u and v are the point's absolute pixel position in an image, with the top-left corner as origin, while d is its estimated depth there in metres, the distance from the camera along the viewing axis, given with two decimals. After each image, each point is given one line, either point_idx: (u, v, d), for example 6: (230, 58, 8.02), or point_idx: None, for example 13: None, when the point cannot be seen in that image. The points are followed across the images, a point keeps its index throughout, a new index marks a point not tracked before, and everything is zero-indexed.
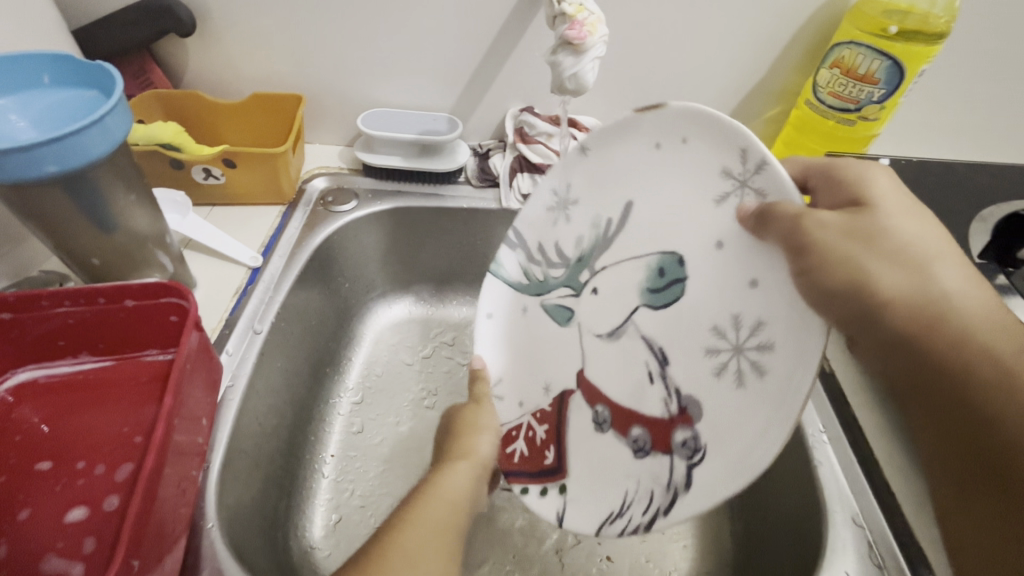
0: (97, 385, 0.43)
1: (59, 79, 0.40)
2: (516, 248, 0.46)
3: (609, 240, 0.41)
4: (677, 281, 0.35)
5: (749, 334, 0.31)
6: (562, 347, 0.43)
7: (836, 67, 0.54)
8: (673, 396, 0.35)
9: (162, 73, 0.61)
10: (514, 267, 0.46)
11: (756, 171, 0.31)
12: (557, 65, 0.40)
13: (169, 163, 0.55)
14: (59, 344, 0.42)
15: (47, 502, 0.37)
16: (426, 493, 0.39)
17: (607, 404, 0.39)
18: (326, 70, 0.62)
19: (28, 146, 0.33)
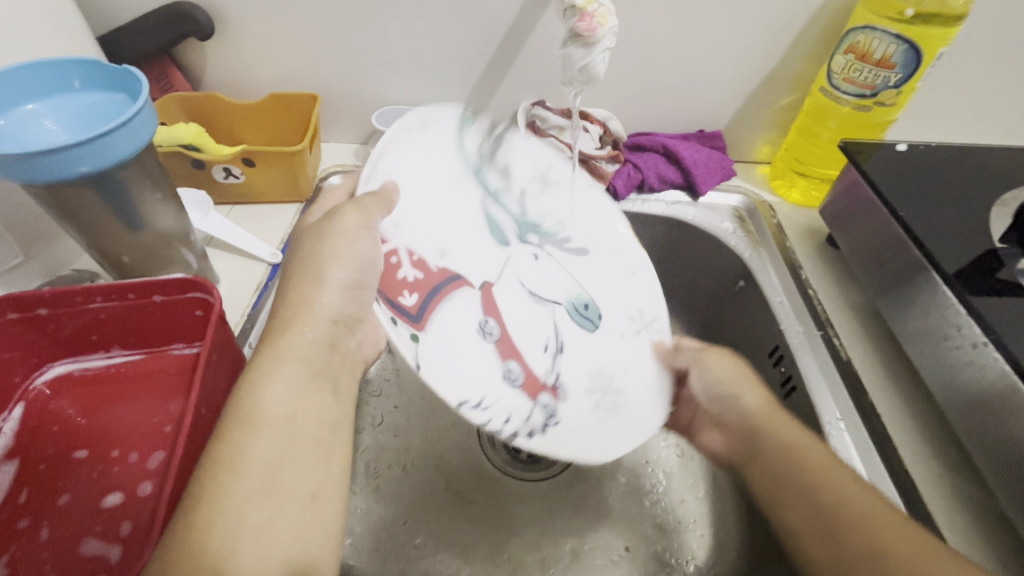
0: (128, 377, 0.44)
1: (89, 83, 0.41)
2: (486, 136, 0.52)
3: (565, 248, 0.53)
4: (595, 318, 0.49)
5: (607, 382, 0.46)
6: (475, 249, 0.45)
7: (851, 52, 0.53)
8: (554, 370, 0.44)
9: (183, 76, 0.63)
10: (477, 141, 0.50)
11: (654, 321, 0.52)
12: (568, 57, 0.41)
13: (191, 163, 0.56)
14: (92, 338, 0.44)
15: (85, 489, 0.38)
16: (244, 417, 0.33)
17: (497, 321, 0.43)
18: (341, 70, 0.63)
19: (61, 147, 0.35)
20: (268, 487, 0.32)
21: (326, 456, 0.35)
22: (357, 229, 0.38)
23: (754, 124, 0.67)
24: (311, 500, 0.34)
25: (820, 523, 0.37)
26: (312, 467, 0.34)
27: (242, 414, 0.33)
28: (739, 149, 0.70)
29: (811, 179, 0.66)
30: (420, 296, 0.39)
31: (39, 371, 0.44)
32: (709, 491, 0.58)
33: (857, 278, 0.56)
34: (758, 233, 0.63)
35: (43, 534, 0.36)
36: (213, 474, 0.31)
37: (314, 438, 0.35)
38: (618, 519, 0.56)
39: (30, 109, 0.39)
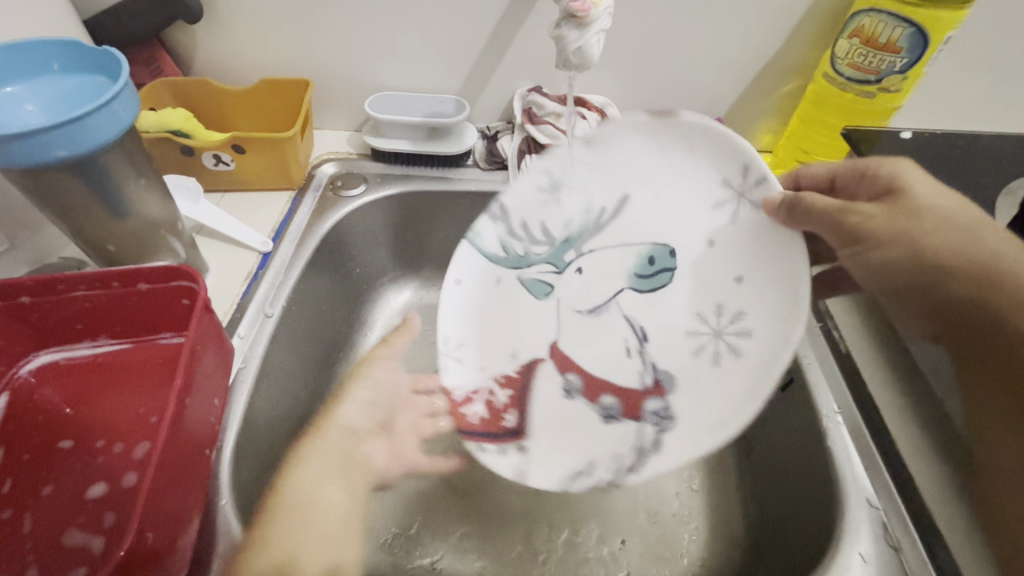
0: (114, 367, 0.44)
1: (69, 65, 0.40)
2: (498, 221, 0.47)
3: (602, 225, 0.46)
4: (666, 269, 0.45)
5: (728, 321, 0.42)
6: (534, 330, 0.48)
7: (855, 36, 0.52)
8: (648, 370, 0.44)
9: (172, 61, 0.61)
10: (492, 239, 0.48)
11: (755, 185, 0.40)
12: (561, 39, 0.39)
13: (180, 149, 0.55)
14: (77, 327, 0.43)
15: (69, 479, 0.38)
16: (288, 508, 0.41)
17: (578, 376, 0.46)
18: (332, 54, 0.62)
19: (38, 130, 0.34)
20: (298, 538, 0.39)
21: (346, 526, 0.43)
22: (387, 357, 0.53)
23: (756, 112, 0.66)
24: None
25: (950, 319, 0.43)
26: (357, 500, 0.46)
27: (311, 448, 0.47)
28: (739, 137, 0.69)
29: None
30: (516, 412, 0.44)
31: (24, 360, 0.43)
32: (705, 484, 0.57)
33: None
34: None
35: (26, 524, 0.36)
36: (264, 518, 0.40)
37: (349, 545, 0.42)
38: (613, 510, 0.55)
39: (8, 92, 0.38)
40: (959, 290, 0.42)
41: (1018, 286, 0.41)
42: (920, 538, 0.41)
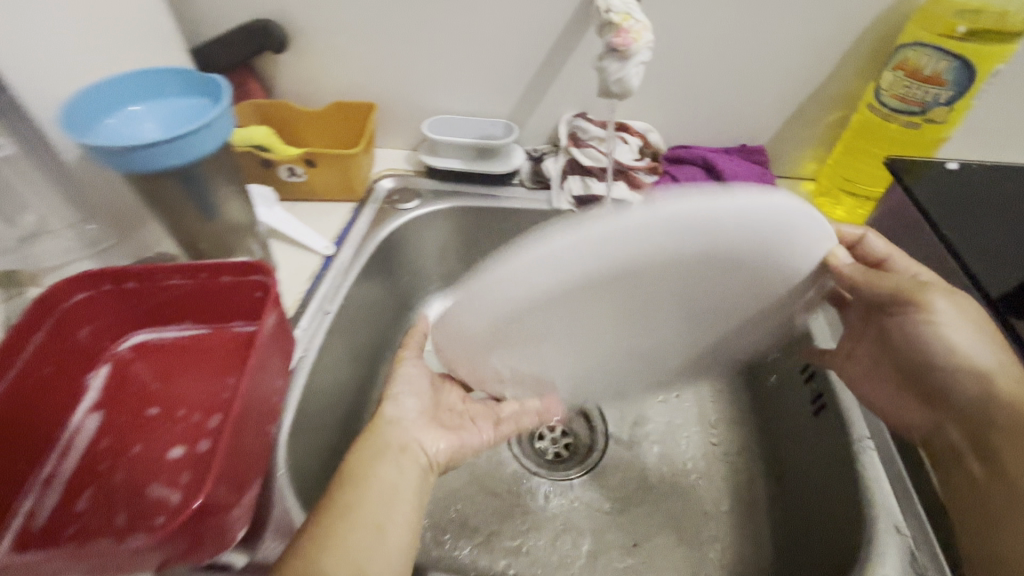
0: (195, 349, 0.50)
1: (181, 89, 0.47)
2: None
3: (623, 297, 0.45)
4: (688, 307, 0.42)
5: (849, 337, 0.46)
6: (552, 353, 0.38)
7: (900, 69, 0.52)
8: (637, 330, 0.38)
9: (258, 85, 0.69)
10: None
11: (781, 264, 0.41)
12: (603, 70, 0.43)
13: (261, 162, 0.63)
14: (168, 312, 0.50)
15: (153, 440, 0.44)
16: (350, 479, 0.41)
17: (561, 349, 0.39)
18: (397, 82, 0.68)
19: (156, 144, 0.40)
20: (350, 520, 0.38)
21: (397, 500, 0.41)
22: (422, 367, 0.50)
23: (799, 140, 0.67)
24: (378, 531, 0.38)
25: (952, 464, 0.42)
26: (390, 481, 0.41)
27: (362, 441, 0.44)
28: (782, 164, 0.70)
29: (857, 198, 0.66)
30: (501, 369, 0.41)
31: (123, 339, 0.50)
32: (734, 507, 0.57)
33: None
34: None
35: (116, 476, 0.41)
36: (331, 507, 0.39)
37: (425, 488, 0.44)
38: (639, 523, 0.56)
39: (132, 110, 0.46)
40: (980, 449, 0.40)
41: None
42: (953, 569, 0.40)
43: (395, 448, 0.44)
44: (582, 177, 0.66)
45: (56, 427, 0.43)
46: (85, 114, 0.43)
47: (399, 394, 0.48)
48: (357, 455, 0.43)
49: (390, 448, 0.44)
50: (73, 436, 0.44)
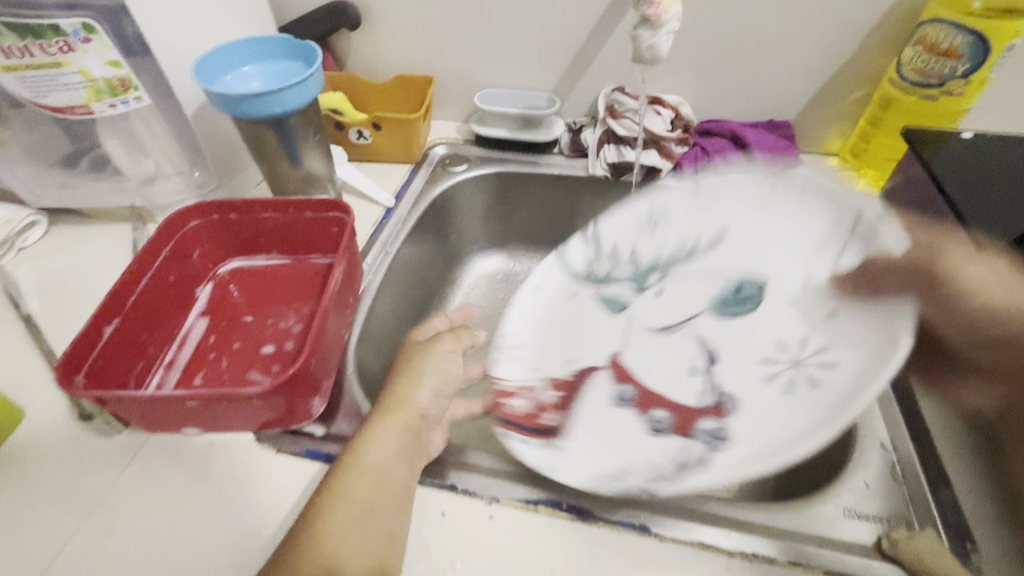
0: (280, 275, 0.60)
1: (283, 55, 0.57)
2: (588, 244, 0.61)
3: (688, 255, 0.58)
4: (749, 302, 0.55)
5: (808, 353, 0.50)
6: (606, 331, 0.57)
7: (920, 43, 0.57)
8: (711, 392, 0.50)
9: (333, 60, 0.79)
10: (579, 258, 0.61)
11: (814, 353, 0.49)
12: (637, 38, 0.50)
13: (335, 125, 0.72)
14: (260, 243, 0.59)
15: (250, 341, 0.53)
16: (351, 466, 0.39)
17: (631, 388, 0.51)
18: (453, 57, 0.76)
19: (256, 96, 0.50)
20: (336, 525, 0.36)
21: (397, 502, 0.39)
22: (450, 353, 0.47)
23: (825, 115, 0.71)
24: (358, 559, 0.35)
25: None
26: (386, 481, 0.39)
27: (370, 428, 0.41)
28: (808, 140, 0.74)
29: (878, 169, 0.69)
30: (556, 415, 0.49)
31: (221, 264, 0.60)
32: None
33: None
34: None
35: (224, 364, 0.51)
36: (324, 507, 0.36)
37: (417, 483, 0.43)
38: None
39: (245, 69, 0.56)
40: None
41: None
42: (928, 479, 0.44)
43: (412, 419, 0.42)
44: (617, 147, 0.72)
45: (175, 324, 0.54)
46: (210, 70, 0.53)
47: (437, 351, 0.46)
48: (362, 441, 0.40)
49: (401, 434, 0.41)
50: (187, 333, 0.54)
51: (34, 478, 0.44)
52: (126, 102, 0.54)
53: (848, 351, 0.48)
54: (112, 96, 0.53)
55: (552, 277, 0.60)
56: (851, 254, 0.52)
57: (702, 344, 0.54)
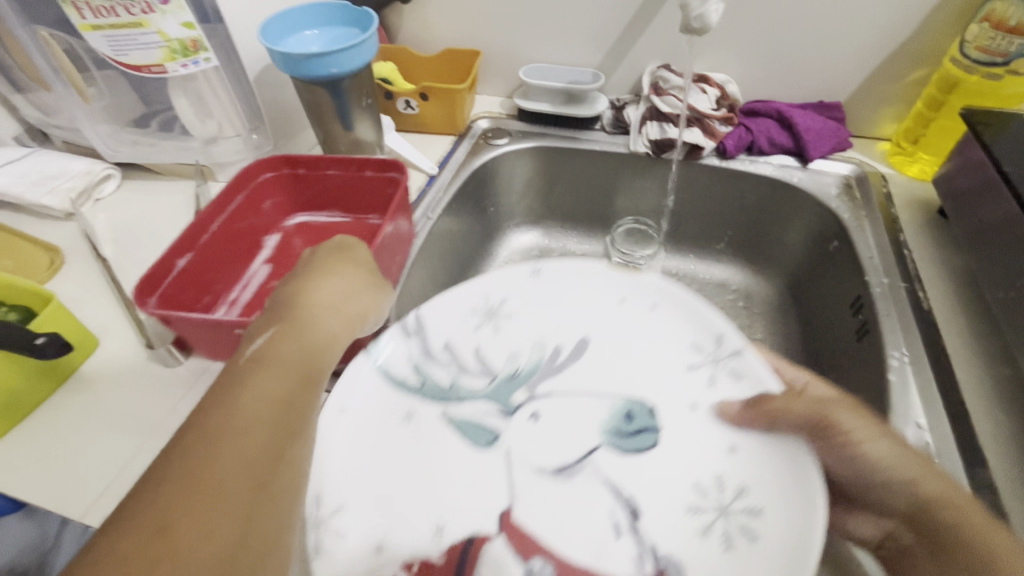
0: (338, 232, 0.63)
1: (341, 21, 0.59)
2: (411, 337, 0.47)
3: (557, 367, 0.47)
4: (648, 429, 0.43)
5: (732, 497, 0.38)
6: (463, 467, 0.42)
7: (987, 20, 0.55)
8: (649, 556, 0.37)
9: (385, 33, 0.82)
10: (400, 357, 0.45)
11: (735, 497, 0.38)
12: (686, 7, 0.50)
13: (384, 95, 0.75)
14: (322, 201, 0.63)
15: None
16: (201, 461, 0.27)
17: (546, 558, 0.37)
18: (501, 32, 0.78)
19: (317, 55, 0.52)
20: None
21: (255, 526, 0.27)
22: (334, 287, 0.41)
23: (878, 98, 0.69)
24: None
25: None
26: (267, 418, 0.31)
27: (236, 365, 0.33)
28: (859, 123, 0.72)
29: (931, 154, 0.67)
30: None
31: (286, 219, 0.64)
32: None
33: (963, 249, 0.58)
34: (863, 200, 0.66)
35: None
36: (174, 458, 0.27)
37: (239, 507, 0.27)
38: None
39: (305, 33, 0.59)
40: None
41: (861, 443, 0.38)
42: (964, 461, 0.43)
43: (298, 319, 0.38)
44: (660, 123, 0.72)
45: (242, 268, 0.58)
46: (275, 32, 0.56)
47: (333, 279, 0.42)
48: (237, 368, 0.33)
49: (292, 355, 0.35)
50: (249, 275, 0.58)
51: (109, 396, 0.49)
52: (196, 63, 0.58)
53: (770, 493, 0.37)
54: (184, 56, 0.57)
55: (357, 387, 0.43)
56: (723, 380, 0.44)
57: (615, 492, 0.40)
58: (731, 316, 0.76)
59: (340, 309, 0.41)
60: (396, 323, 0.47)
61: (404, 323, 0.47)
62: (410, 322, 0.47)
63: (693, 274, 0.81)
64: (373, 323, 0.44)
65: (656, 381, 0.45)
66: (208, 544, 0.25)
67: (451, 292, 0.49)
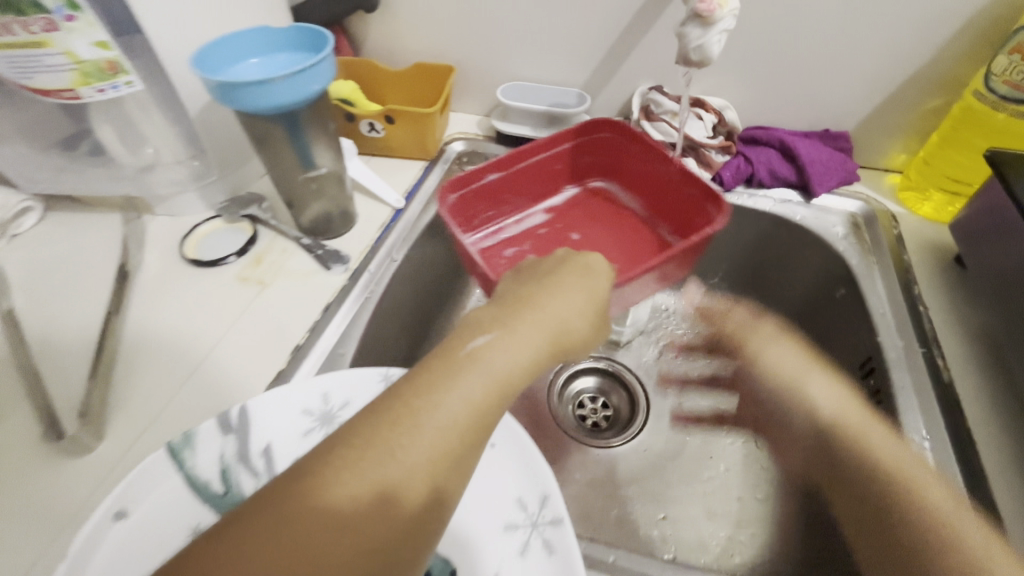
0: (608, 233, 0.63)
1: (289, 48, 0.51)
2: (229, 434, 0.42)
3: None
4: None
5: None
6: None
7: (1017, 51, 0.49)
8: None
9: (348, 43, 0.73)
10: (207, 457, 0.41)
11: None
12: (683, 36, 0.43)
13: (345, 116, 0.67)
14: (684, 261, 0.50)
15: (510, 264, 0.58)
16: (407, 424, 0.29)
17: None
18: (477, 46, 0.70)
19: (269, 80, 0.44)
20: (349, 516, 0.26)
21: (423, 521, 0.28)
22: (577, 284, 0.41)
23: (891, 128, 0.63)
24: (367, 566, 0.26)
25: None
26: (454, 417, 0.30)
27: (448, 351, 0.33)
28: (868, 154, 0.66)
29: (949, 194, 0.61)
30: None
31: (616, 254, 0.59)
32: (770, 496, 0.58)
33: (984, 306, 0.52)
34: (872, 243, 0.60)
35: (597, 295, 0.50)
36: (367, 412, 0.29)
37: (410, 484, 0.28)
38: (672, 495, 0.59)
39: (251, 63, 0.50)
40: None
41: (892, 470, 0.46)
42: None
43: (550, 325, 0.36)
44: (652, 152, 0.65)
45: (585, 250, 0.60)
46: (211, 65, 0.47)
47: (563, 293, 0.39)
48: (447, 358, 0.32)
49: (497, 371, 0.32)
50: (504, 221, 0.64)
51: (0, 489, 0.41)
52: (116, 87, 0.50)
53: None
54: (101, 80, 0.49)
55: (154, 494, 0.38)
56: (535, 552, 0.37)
57: None
58: (726, 360, 0.69)
59: (561, 333, 0.37)
60: (216, 415, 0.43)
61: (224, 418, 0.42)
62: (234, 415, 0.43)
63: (685, 311, 0.74)
64: (581, 354, 0.40)
65: (467, 511, 0.40)
66: (365, 497, 0.27)
67: (268, 396, 0.44)
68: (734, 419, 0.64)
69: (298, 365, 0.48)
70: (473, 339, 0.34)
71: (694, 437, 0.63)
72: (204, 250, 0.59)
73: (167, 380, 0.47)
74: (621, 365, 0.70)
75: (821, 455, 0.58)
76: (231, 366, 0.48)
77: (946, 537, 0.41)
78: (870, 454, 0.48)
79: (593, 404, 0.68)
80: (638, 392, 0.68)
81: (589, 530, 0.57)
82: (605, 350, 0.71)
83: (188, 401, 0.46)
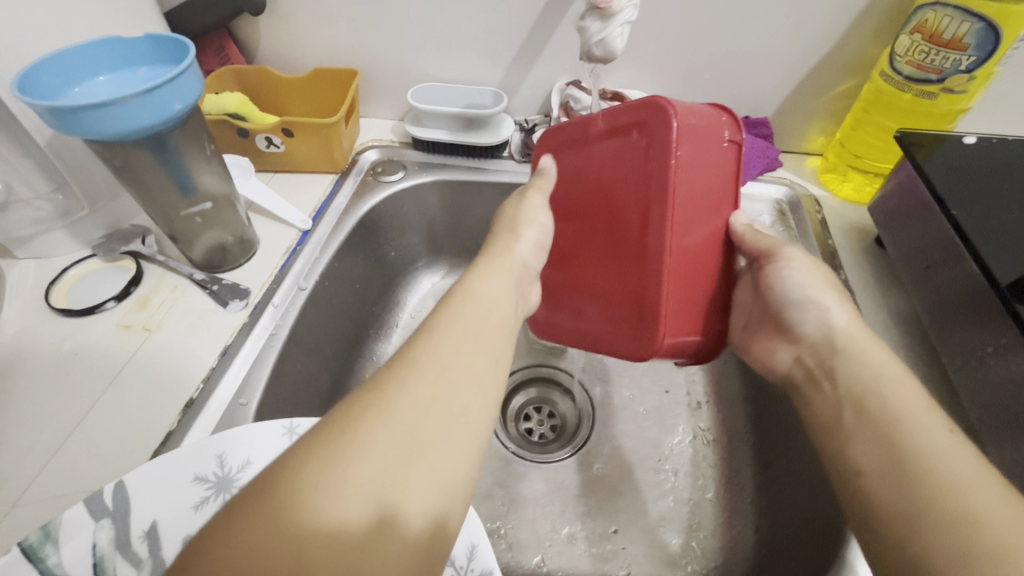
0: (603, 263, 0.43)
1: (151, 62, 0.45)
2: (106, 520, 0.36)
3: None
4: None
5: None
6: None
7: (918, 31, 0.48)
8: None
9: (238, 50, 0.66)
10: (79, 552, 0.34)
11: None
12: (584, 30, 0.40)
13: (236, 131, 0.60)
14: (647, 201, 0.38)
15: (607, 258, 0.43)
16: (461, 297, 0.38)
17: None
18: (380, 48, 0.65)
19: (116, 99, 0.37)
20: (441, 397, 0.30)
21: (480, 394, 0.32)
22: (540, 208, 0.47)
23: (807, 113, 0.62)
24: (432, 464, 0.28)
25: (885, 475, 0.33)
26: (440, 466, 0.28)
27: None
28: (787, 138, 0.66)
29: (866, 174, 0.61)
30: None
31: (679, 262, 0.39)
32: (720, 494, 0.57)
33: (904, 286, 0.52)
34: (797, 228, 0.60)
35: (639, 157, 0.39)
36: (380, 388, 0.30)
37: (418, 502, 0.27)
38: (623, 507, 0.57)
39: (102, 81, 0.43)
40: (907, 501, 0.31)
41: (902, 420, 0.34)
42: None
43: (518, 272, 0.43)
44: None
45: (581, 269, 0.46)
46: (47, 87, 0.41)
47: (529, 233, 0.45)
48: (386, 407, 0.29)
49: (499, 312, 0.38)
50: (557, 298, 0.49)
51: None
52: None
53: None
54: None
55: None
56: None
57: None
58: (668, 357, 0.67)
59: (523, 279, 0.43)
60: (85, 500, 0.36)
61: (94, 501, 0.36)
62: (107, 495, 0.36)
63: None
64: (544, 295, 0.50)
65: None
66: (372, 513, 0.25)
67: (150, 466, 0.38)
68: (680, 416, 0.63)
69: (190, 426, 0.43)
70: (467, 281, 0.40)
71: (640, 440, 0.61)
72: (77, 297, 0.51)
73: (31, 461, 0.41)
74: (565, 372, 0.67)
75: (765, 449, 0.57)
76: (109, 434, 0.42)
77: (946, 486, 0.30)
78: (881, 400, 0.36)
79: (538, 415, 0.65)
80: (583, 400, 0.65)
81: (540, 554, 0.54)
82: (544, 358, 0.68)
83: (60, 482, 0.40)
